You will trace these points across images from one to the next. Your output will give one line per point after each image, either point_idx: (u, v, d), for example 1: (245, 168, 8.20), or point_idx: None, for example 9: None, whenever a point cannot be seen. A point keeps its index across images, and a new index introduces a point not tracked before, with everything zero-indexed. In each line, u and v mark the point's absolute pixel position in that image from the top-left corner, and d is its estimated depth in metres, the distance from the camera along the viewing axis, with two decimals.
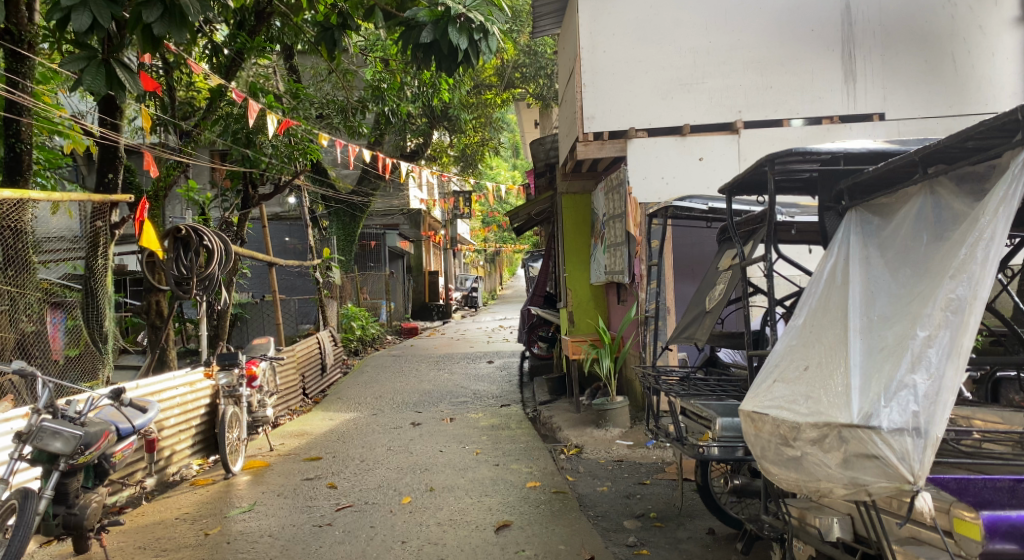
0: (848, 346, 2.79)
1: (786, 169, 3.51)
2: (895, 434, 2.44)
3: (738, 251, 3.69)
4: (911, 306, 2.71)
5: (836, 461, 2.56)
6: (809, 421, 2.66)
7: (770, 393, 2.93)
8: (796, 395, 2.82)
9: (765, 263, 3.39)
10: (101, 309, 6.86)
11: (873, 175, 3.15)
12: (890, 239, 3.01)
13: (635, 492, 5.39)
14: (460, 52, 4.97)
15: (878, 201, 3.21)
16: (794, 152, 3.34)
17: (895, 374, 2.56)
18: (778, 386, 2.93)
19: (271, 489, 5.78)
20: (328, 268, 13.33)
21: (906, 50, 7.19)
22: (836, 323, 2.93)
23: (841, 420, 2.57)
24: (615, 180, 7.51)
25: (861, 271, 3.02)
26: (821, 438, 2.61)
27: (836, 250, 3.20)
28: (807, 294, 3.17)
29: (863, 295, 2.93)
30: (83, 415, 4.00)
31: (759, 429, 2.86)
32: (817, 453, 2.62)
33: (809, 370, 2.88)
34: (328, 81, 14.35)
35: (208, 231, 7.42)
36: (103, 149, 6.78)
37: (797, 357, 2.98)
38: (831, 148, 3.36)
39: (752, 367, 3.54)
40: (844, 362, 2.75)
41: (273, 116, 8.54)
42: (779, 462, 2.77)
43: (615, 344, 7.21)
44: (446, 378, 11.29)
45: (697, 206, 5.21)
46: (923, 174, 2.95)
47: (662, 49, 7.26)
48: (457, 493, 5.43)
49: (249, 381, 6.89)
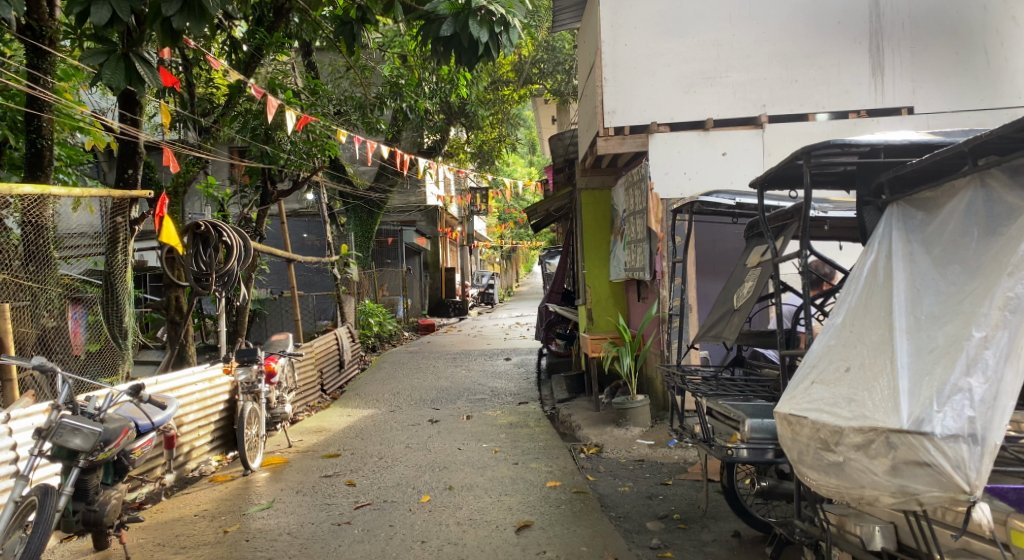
0: (893, 346, 2.70)
1: (823, 163, 3.41)
2: (949, 441, 2.37)
3: (769, 246, 3.60)
4: (964, 305, 2.62)
5: (884, 468, 2.48)
6: (853, 425, 2.57)
7: (808, 396, 2.83)
8: (837, 397, 2.72)
9: (800, 259, 3.30)
10: (121, 304, 6.80)
11: (916, 168, 3.04)
12: (935, 233, 2.91)
13: (657, 493, 5.31)
14: (481, 44, 4.90)
15: (922, 195, 3.08)
16: (832, 144, 3.22)
17: (948, 377, 2.48)
18: (816, 388, 2.83)
19: (290, 486, 5.75)
20: (346, 265, 13.32)
21: (936, 43, 7.04)
22: (879, 322, 2.82)
23: (890, 425, 2.48)
24: (636, 175, 7.42)
25: (905, 268, 2.91)
26: (866, 444, 2.53)
27: (875, 246, 3.10)
28: (845, 293, 3.07)
29: (908, 293, 2.82)
30: (103, 411, 3.98)
31: (796, 432, 2.78)
32: (862, 459, 2.54)
33: (850, 371, 2.78)
34: (345, 78, 14.36)
35: (227, 226, 7.41)
36: (123, 145, 6.76)
37: (836, 357, 2.88)
38: (870, 140, 3.25)
39: (784, 366, 3.44)
40: (891, 363, 2.65)
41: (292, 112, 8.52)
42: (818, 466, 2.70)
43: (636, 342, 7.13)
44: (463, 374, 11.26)
45: (724, 201, 5.12)
46: (972, 166, 2.85)
47: (685, 42, 7.16)
48: (477, 491, 5.38)
49: (268, 377, 6.87)
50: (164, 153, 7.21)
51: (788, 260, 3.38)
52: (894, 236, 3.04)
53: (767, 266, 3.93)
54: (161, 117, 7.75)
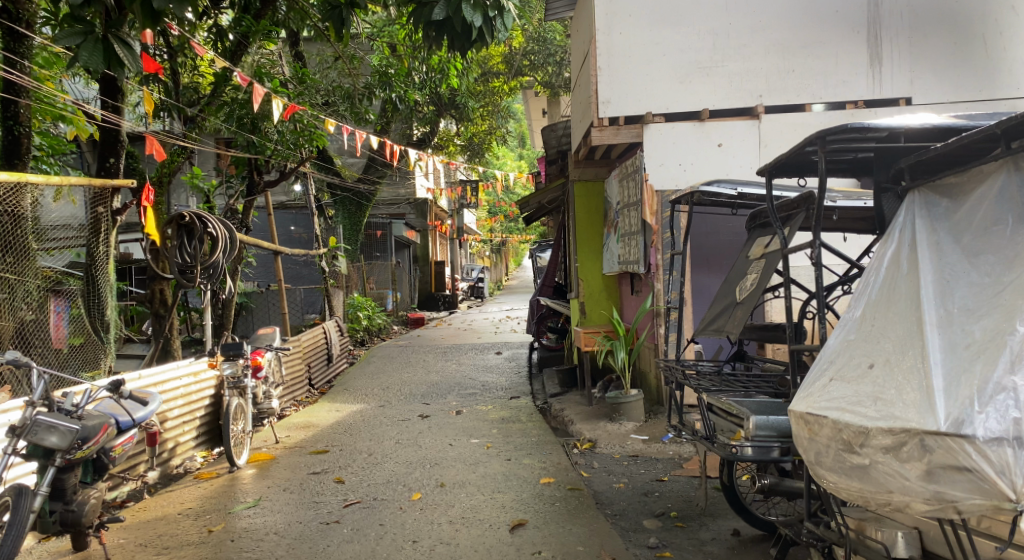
0: (923, 342, 2.60)
1: (839, 147, 3.30)
2: (992, 444, 2.29)
3: (778, 237, 3.51)
4: (1002, 298, 2.52)
5: (917, 473, 2.41)
6: (881, 426, 2.50)
7: (828, 393, 2.75)
8: (861, 396, 2.64)
9: (812, 248, 3.21)
10: (103, 297, 6.52)
11: (940, 154, 2.92)
12: (963, 221, 2.80)
13: (652, 490, 5.20)
14: (475, 29, 4.75)
15: (945, 181, 2.95)
16: (849, 128, 3.11)
17: (989, 375, 2.38)
18: (836, 385, 2.75)
19: (277, 483, 5.60)
20: (335, 258, 13.12)
21: (935, 33, 6.94)
22: (906, 315, 2.72)
23: (925, 426, 2.40)
24: (631, 166, 7.30)
25: (930, 257, 2.79)
26: (896, 446, 2.46)
27: (896, 235, 2.98)
28: (865, 285, 2.97)
29: (937, 284, 2.71)
30: (81, 408, 3.81)
31: (815, 433, 2.72)
32: (891, 462, 2.47)
33: (874, 368, 2.69)
34: (334, 68, 14.13)
35: (212, 217, 7.24)
36: (104, 133, 6.55)
37: (858, 352, 2.79)
38: (889, 124, 3.15)
39: (793, 361, 3.33)
40: (923, 360, 2.55)
41: (279, 101, 8.31)
42: (839, 469, 2.63)
43: (630, 336, 6.99)
44: (453, 369, 11.10)
45: (725, 191, 4.98)
46: (1005, 149, 2.71)
47: (681, 31, 7.03)
48: (469, 489, 5.25)
49: (254, 371, 6.72)
50: (150, 144, 6.98)
51: (799, 250, 3.28)
52: (917, 225, 2.93)
53: (773, 257, 3.82)
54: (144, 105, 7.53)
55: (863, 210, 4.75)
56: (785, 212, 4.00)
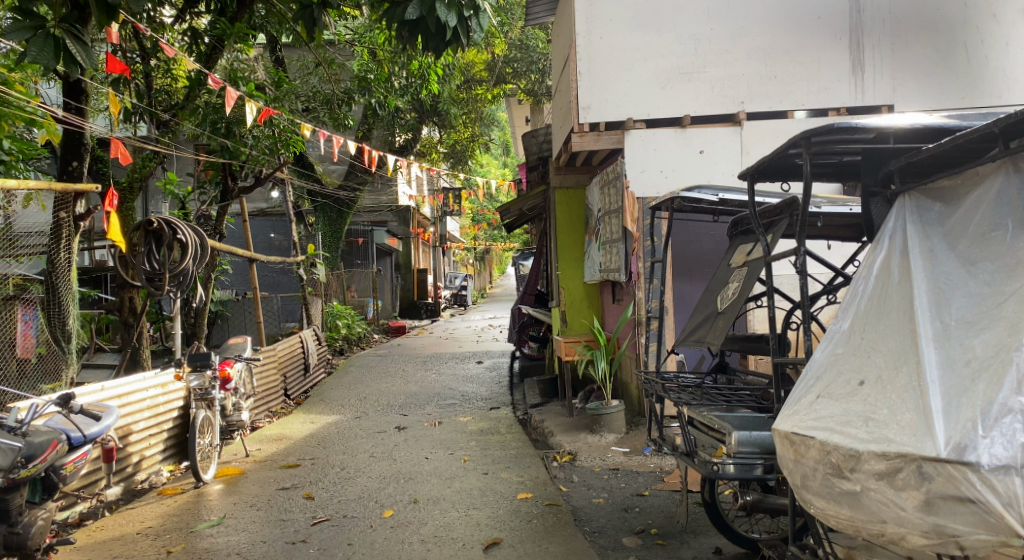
0: (919, 357, 2.46)
1: (826, 147, 3.16)
2: (998, 473, 2.16)
3: (760, 243, 3.37)
4: (1003, 310, 2.39)
5: (914, 504, 2.28)
6: (872, 449, 2.37)
7: (813, 411, 2.63)
8: (850, 415, 2.51)
9: (795, 256, 3.08)
10: (65, 305, 6.30)
11: (931, 155, 2.79)
12: (958, 227, 2.66)
13: (632, 505, 5.04)
14: (449, 29, 4.60)
15: (938, 184, 2.83)
16: (835, 128, 2.98)
17: (994, 396, 2.24)
18: (822, 403, 2.62)
19: (244, 499, 5.39)
20: (313, 265, 12.89)
21: (917, 39, 6.88)
22: (900, 328, 2.58)
23: (923, 452, 2.27)
24: (611, 173, 7.17)
25: (925, 267, 2.66)
26: (891, 472, 2.33)
27: (886, 242, 2.86)
28: (854, 296, 2.85)
29: (932, 295, 2.58)
30: (25, 424, 3.65)
31: (800, 454, 2.59)
32: (884, 490, 2.34)
33: (865, 385, 2.56)
34: (314, 74, 13.95)
35: (181, 224, 7.02)
36: (67, 136, 6.35)
37: (846, 368, 2.66)
38: (877, 124, 3.01)
39: (777, 375, 3.19)
40: (919, 378, 2.42)
41: (252, 105, 8.10)
42: (827, 495, 2.51)
43: (611, 345, 6.84)
44: (433, 379, 10.90)
45: (707, 197, 4.82)
46: (1003, 149, 2.58)
47: (662, 36, 6.92)
48: (443, 505, 5.07)
49: (223, 383, 6.52)
50: (117, 150, 6.77)
51: (782, 258, 3.14)
52: (908, 230, 2.80)
53: (756, 264, 3.69)
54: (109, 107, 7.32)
55: (847, 216, 4.63)
56: (767, 219, 3.87)
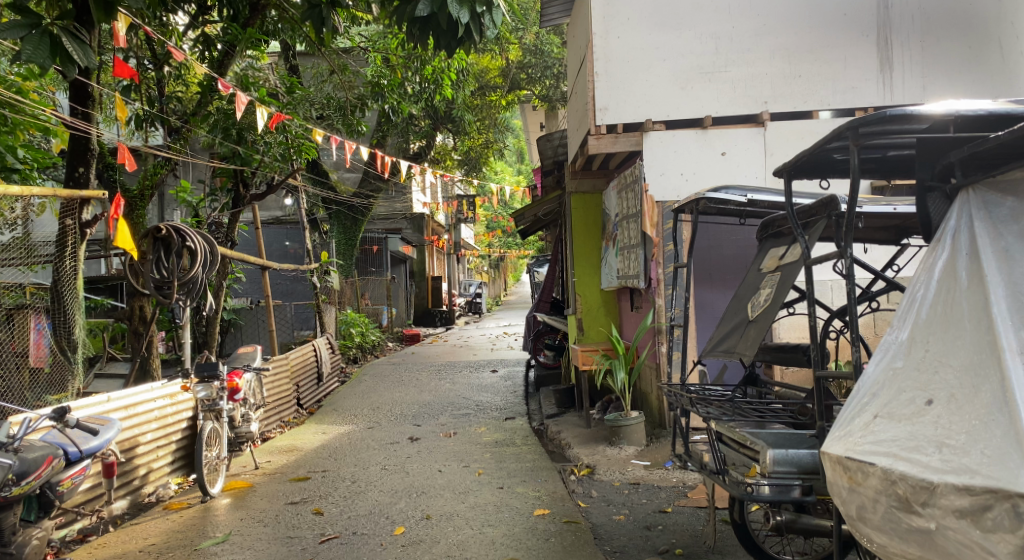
0: (1000, 375, 2.25)
1: (875, 136, 2.93)
2: None
3: (799, 245, 3.16)
4: None
5: (1005, 549, 2.07)
6: (949, 482, 2.17)
7: (871, 433, 2.46)
8: (916, 440, 2.33)
9: (842, 259, 2.88)
10: (71, 314, 6.15)
11: (999, 145, 2.54)
12: None
13: (655, 523, 4.82)
14: (461, 26, 4.42)
15: (1010, 177, 2.60)
16: (887, 115, 2.75)
17: None
18: (882, 425, 2.43)
19: (251, 515, 5.20)
20: (327, 273, 12.71)
21: (948, 36, 6.64)
22: (976, 340, 2.36)
23: (1017, 489, 2.05)
24: (629, 176, 6.97)
25: (1002, 270, 2.43)
26: (976, 511, 2.12)
27: (949, 242, 2.65)
28: (914, 303, 2.65)
29: (1012, 302, 2.36)
30: (17, 440, 3.50)
31: (859, 484, 2.39)
32: (966, 530, 2.15)
33: (932, 404, 2.36)
34: (328, 81, 13.85)
35: (191, 231, 6.86)
36: (73, 141, 6.22)
37: (911, 385, 2.45)
38: (937, 109, 2.76)
39: (818, 390, 2.96)
40: (1003, 399, 2.20)
41: (263, 110, 7.97)
42: (895, 531, 2.32)
43: (630, 355, 6.60)
44: (448, 388, 10.71)
45: (735, 198, 4.58)
46: None
47: (682, 35, 6.71)
48: (457, 522, 4.87)
49: (231, 394, 6.23)
50: (119, 150, 6.60)
51: (824, 261, 2.93)
52: (976, 229, 2.58)
53: (791, 267, 3.48)
54: (116, 112, 7.24)
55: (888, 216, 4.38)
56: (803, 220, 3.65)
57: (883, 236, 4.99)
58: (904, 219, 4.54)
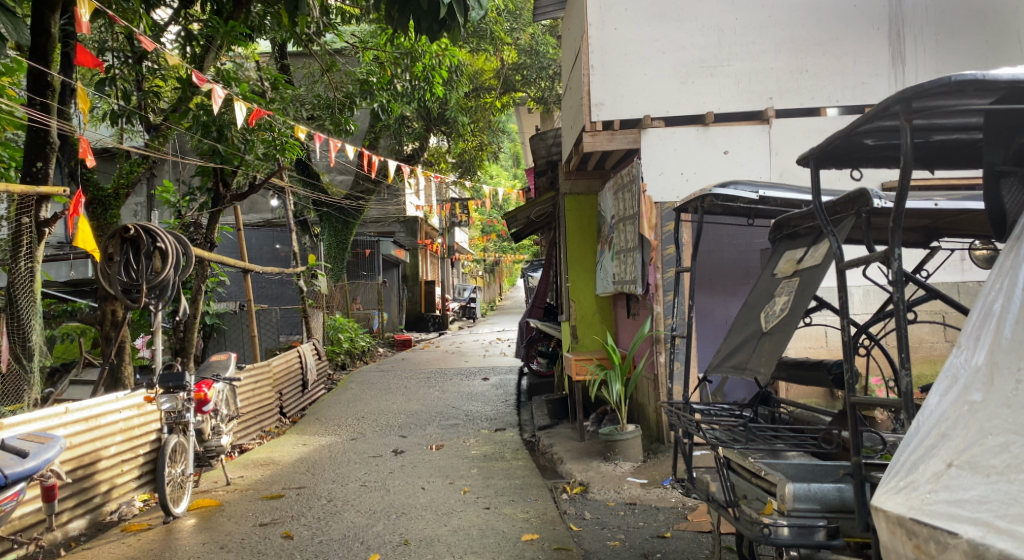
0: None
1: (924, 113, 2.61)
2: None
3: (829, 243, 2.80)
4: None
5: None
6: None
7: (945, 489, 2.13)
8: (1018, 506, 1.97)
9: (885, 265, 2.51)
10: (26, 319, 5.74)
11: None
12: None
13: (653, 550, 4.41)
14: (442, 5, 4.06)
15: None
16: (945, 82, 2.40)
17: None
18: (960, 478, 2.11)
19: (215, 539, 4.79)
20: (313, 277, 12.27)
21: (964, 30, 6.28)
22: None
23: None
24: (626, 176, 6.61)
25: None
26: None
27: None
28: (990, 318, 2.32)
29: None
30: None
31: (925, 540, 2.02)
32: None
33: None
34: (318, 81, 13.42)
35: (163, 231, 6.40)
36: (31, 134, 5.83)
37: (1002, 423, 2.10)
38: (1004, 76, 2.40)
39: (852, 418, 2.61)
40: None
41: (242, 104, 7.51)
42: None
43: (626, 365, 6.19)
44: (437, 397, 10.26)
45: (745, 194, 4.21)
46: None
47: (682, 27, 6.34)
48: (437, 548, 4.46)
49: (198, 405, 5.85)
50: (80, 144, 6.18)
51: (857, 265, 2.58)
52: None
53: (811, 273, 3.13)
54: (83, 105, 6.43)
55: (924, 213, 4.10)
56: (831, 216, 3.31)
57: (908, 238, 4.62)
58: (934, 217, 4.15)
